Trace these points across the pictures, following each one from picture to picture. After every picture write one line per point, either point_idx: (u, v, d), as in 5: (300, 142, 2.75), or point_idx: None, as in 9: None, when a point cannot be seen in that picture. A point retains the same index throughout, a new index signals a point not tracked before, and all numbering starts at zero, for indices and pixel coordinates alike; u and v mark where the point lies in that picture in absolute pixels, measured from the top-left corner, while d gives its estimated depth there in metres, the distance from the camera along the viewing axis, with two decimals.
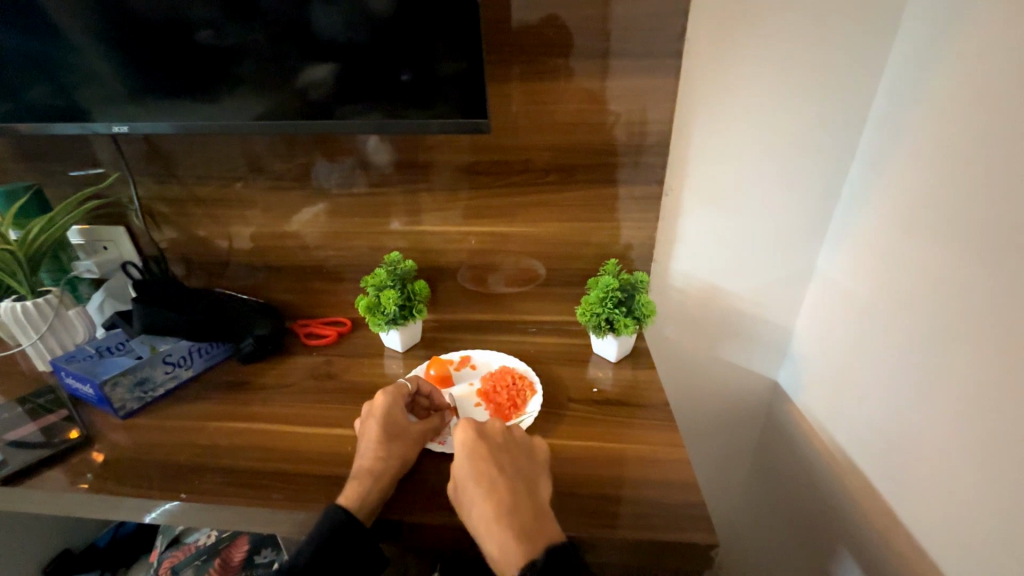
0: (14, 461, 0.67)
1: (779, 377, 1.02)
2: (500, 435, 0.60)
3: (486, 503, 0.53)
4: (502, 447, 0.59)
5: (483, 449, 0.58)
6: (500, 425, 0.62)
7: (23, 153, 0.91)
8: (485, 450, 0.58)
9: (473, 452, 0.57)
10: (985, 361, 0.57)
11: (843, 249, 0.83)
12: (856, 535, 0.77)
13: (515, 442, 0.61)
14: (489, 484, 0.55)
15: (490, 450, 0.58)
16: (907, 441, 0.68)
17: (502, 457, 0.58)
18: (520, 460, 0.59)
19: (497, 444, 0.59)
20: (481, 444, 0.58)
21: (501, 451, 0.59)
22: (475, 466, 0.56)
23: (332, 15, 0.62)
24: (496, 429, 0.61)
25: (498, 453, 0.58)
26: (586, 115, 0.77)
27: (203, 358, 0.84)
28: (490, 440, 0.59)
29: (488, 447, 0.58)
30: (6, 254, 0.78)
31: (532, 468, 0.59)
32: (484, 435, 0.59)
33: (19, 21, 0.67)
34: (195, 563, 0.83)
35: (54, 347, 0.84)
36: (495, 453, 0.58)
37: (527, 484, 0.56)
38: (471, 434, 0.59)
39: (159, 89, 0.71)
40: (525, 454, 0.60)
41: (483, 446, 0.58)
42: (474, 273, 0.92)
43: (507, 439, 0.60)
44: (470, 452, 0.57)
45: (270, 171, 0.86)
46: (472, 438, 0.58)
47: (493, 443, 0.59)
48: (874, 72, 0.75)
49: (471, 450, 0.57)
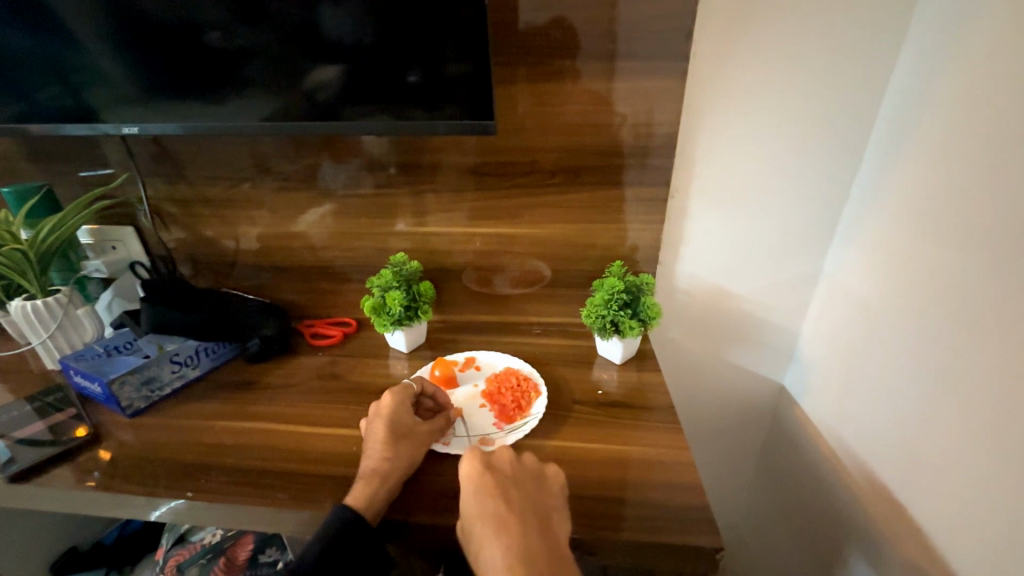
0: (23, 459, 0.68)
1: (785, 380, 1.01)
2: (509, 465, 0.59)
3: (495, 545, 0.52)
4: (511, 479, 0.57)
5: (490, 484, 0.56)
6: (507, 453, 0.60)
7: (33, 153, 0.92)
8: (493, 485, 0.56)
9: (481, 488, 0.56)
10: (992, 365, 0.56)
11: (849, 252, 0.83)
12: (862, 539, 0.76)
13: (525, 471, 0.59)
14: (498, 524, 0.53)
15: (498, 484, 0.56)
16: (914, 445, 0.67)
17: (511, 491, 0.56)
18: (531, 491, 0.57)
19: (505, 475, 0.58)
20: (488, 478, 0.57)
21: (511, 483, 0.57)
22: (483, 503, 0.55)
23: (340, 17, 0.63)
24: (505, 458, 0.60)
25: (507, 487, 0.56)
26: (593, 116, 0.77)
27: (210, 357, 0.84)
28: (497, 472, 0.58)
29: (495, 480, 0.57)
30: (17, 253, 0.78)
31: (545, 498, 0.57)
32: (491, 467, 0.58)
33: (32, 23, 0.68)
34: (200, 562, 0.83)
35: (62, 346, 0.85)
36: (504, 486, 0.56)
37: (539, 520, 0.55)
38: (477, 467, 0.57)
39: (168, 91, 0.71)
40: (536, 483, 0.58)
41: (490, 479, 0.57)
42: (480, 274, 0.92)
43: (517, 469, 0.59)
44: (477, 487, 0.56)
45: (277, 171, 0.87)
46: (479, 472, 0.57)
47: (502, 474, 0.58)
48: (881, 74, 0.75)
49: (477, 485, 0.56)
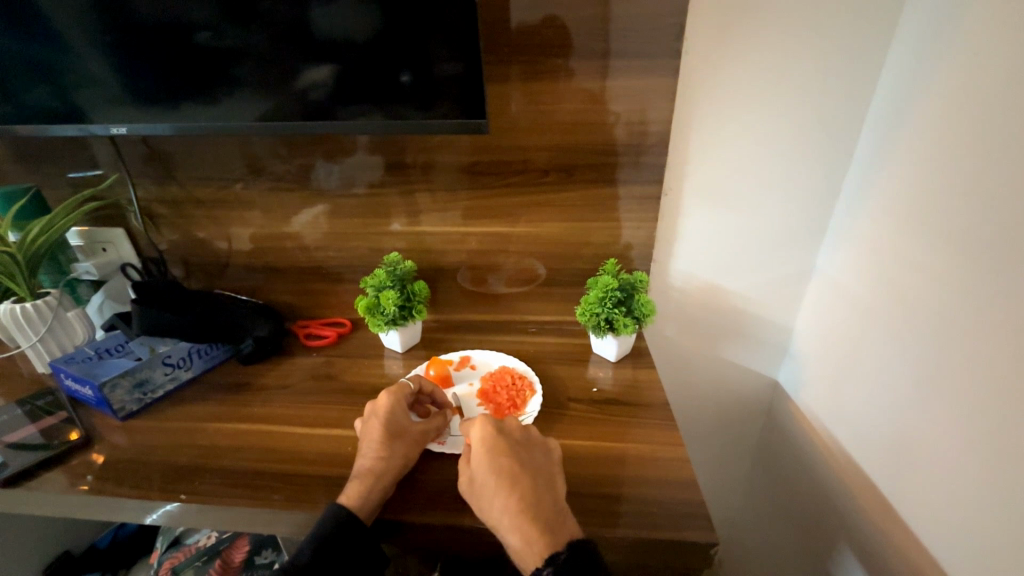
0: (13, 462, 0.67)
1: (778, 376, 1.02)
2: (517, 430, 0.61)
3: (507, 496, 0.53)
4: (519, 444, 0.59)
5: (501, 444, 0.58)
6: (515, 421, 0.62)
7: (22, 154, 0.91)
8: (504, 445, 0.58)
9: (492, 446, 0.57)
10: (990, 357, 0.56)
11: (841, 249, 0.84)
12: (856, 533, 0.77)
13: (532, 440, 0.60)
14: (510, 478, 0.55)
15: (508, 445, 0.58)
16: (909, 439, 0.68)
17: (521, 452, 0.58)
18: (539, 455, 0.59)
19: (514, 439, 0.59)
20: (499, 440, 0.58)
21: (520, 446, 0.59)
22: (495, 460, 0.56)
23: (332, 17, 0.63)
24: (513, 424, 0.61)
25: (517, 449, 0.58)
26: (586, 115, 0.77)
27: (203, 359, 0.84)
28: (508, 436, 0.59)
29: (505, 441, 0.58)
30: (5, 256, 0.78)
31: (550, 463, 0.58)
32: (501, 431, 0.60)
33: (17, 22, 0.67)
34: (195, 563, 0.82)
35: (53, 349, 0.84)
36: (514, 448, 0.58)
37: (546, 479, 0.56)
38: (489, 429, 0.59)
39: (158, 93, 0.71)
40: (542, 449, 0.60)
41: (501, 441, 0.58)
42: (474, 274, 0.92)
43: (524, 435, 0.60)
44: (488, 447, 0.57)
45: (269, 172, 0.86)
46: (490, 432, 0.59)
47: (512, 437, 0.59)
48: (872, 74, 0.76)
49: (490, 445, 0.57)
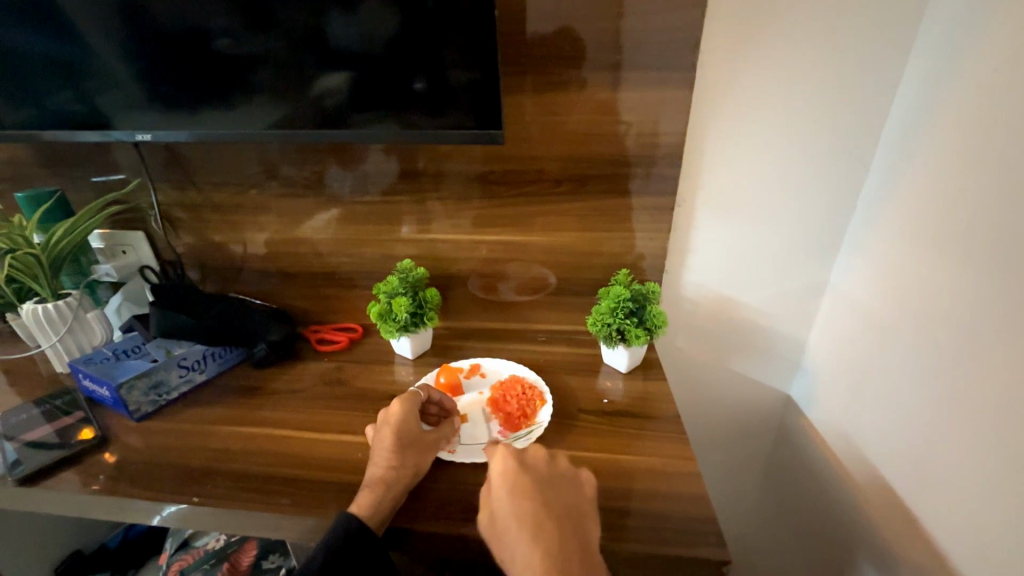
0: (30, 461, 0.68)
1: (791, 390, 1.01)
2: (542, 465, 0.59)
3: (531, 547, 0.51)
4: (544, 482, 0.57)
5: (525, 484, 0.56)
6: (541, 454, 0.60)
7: (47, 158, 0.93)
8: (527, 484, 0.56)
9: (515, 486, 0.55)
10: (999, 372, 0.56)
11: (855, 262, 0.83)
12: (871, 553, 0.75)
13: (559, 473, 0.59)
14: (533, 525, 0.52)
15: (532, 484, 0.56)
16: (921, 455, 0.67)
17: (546, 492, 0.56)
18: (565, 492, 0.57)
19: (539, 477, 0.57)
20: (522, 478, 0.56)
21: (545, 484, 0.57)
22: (518, 504, 0.54)
23: (350, 27, 0.64)
24: (538, 458, 0.59)
25: (541, 489, 0.56)
26: (599, 126, 0.77)
27: (217, 362, 0.85)
28: (532, 472, 0.57)
29: (529, 480, 0.56)
30: (30, 257, 0.80)
31: (578, 502, 0.56)
32: (524, 466, 0.58)
33: (47, 29, 0.69)
34: (203, 566, 0.83)
35: (72, 349, 0.85)
36: (539, 488, 0.56)
37: (574, 522, 0.54)
38: (511, 465, 0.57)
39: (179, 99, 0.72)
40: (569, 485, 0.58)
41: (525, 479, 0.56)
42: (485, 282, 0.92)
43: (551, 470, 0.59)
44: (512, 486, 0.55)
45: (284, 177, 0.87)
46: (512, 470, 0.57)
47: (536, 474, 0.57)
48: (889, 85, 0.75)
49: (512, 484, 0.55)
